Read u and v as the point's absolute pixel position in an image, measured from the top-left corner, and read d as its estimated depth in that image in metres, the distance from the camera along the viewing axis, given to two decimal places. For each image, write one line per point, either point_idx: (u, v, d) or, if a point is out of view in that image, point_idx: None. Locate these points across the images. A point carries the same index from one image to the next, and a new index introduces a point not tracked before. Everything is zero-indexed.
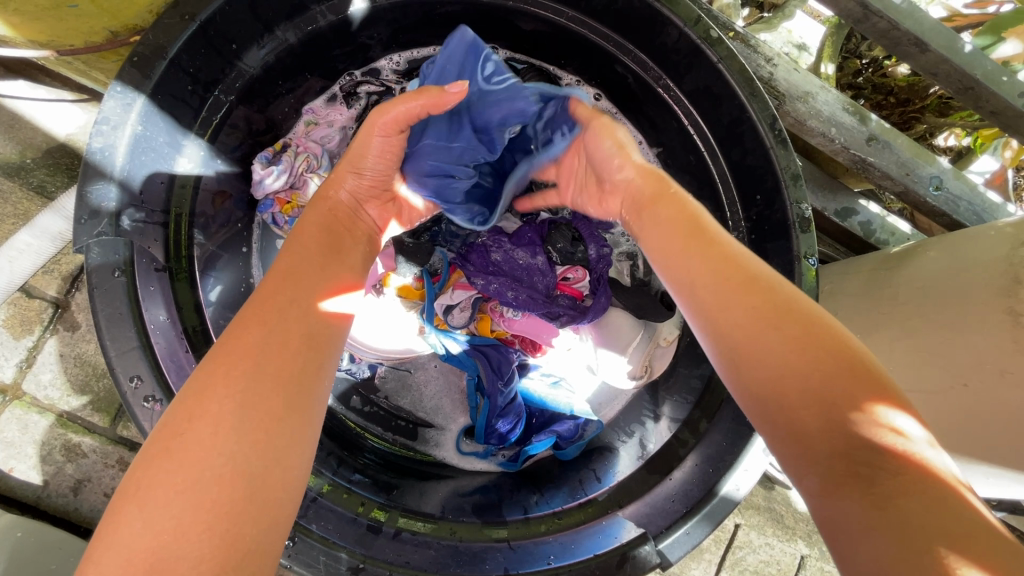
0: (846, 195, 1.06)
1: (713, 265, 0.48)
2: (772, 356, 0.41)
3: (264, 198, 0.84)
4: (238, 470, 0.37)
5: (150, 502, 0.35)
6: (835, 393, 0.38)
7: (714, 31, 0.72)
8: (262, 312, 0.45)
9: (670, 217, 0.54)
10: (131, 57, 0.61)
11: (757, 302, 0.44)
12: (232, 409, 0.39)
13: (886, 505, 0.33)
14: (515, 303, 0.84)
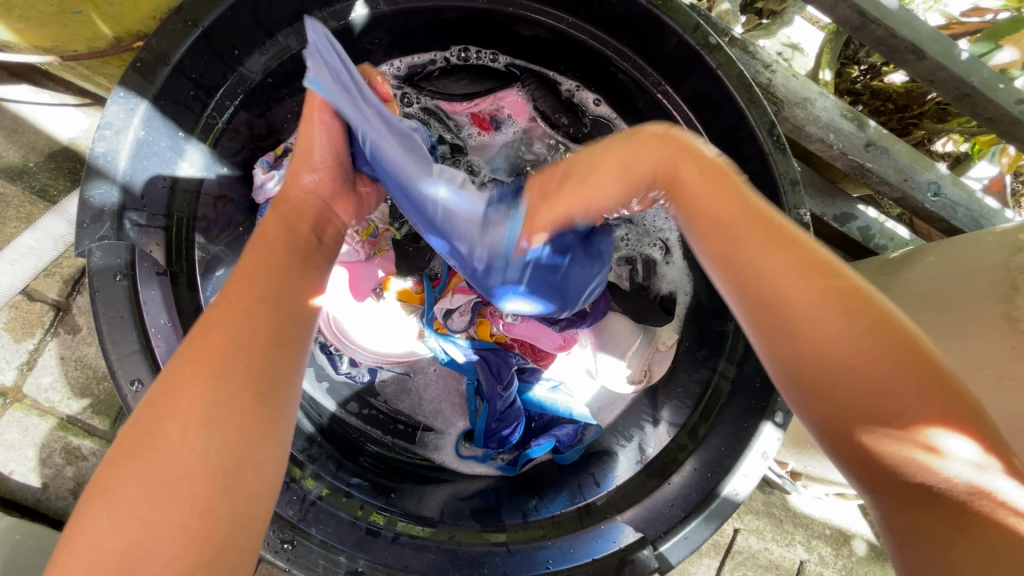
0: (845, 201, 1.06)
1: (785, 279, 0.43)
2: (859, 386, 0.40)
3: (264, 202, 0.84)
4: (208, 472, 0.37)
5: (119, 502, 0.35)
6: (922, 421, 0.39)
7: (712, 38, 0.73)
8: (232, 310, 0.44)
9: (737, 213, 0.47)
10: (134, 63, 0.62)
11: (841, 325, 0.41)
12: (201, 407, 0.38)
13: (959, 531, 0.37)
14: (514, 306, 0.81)
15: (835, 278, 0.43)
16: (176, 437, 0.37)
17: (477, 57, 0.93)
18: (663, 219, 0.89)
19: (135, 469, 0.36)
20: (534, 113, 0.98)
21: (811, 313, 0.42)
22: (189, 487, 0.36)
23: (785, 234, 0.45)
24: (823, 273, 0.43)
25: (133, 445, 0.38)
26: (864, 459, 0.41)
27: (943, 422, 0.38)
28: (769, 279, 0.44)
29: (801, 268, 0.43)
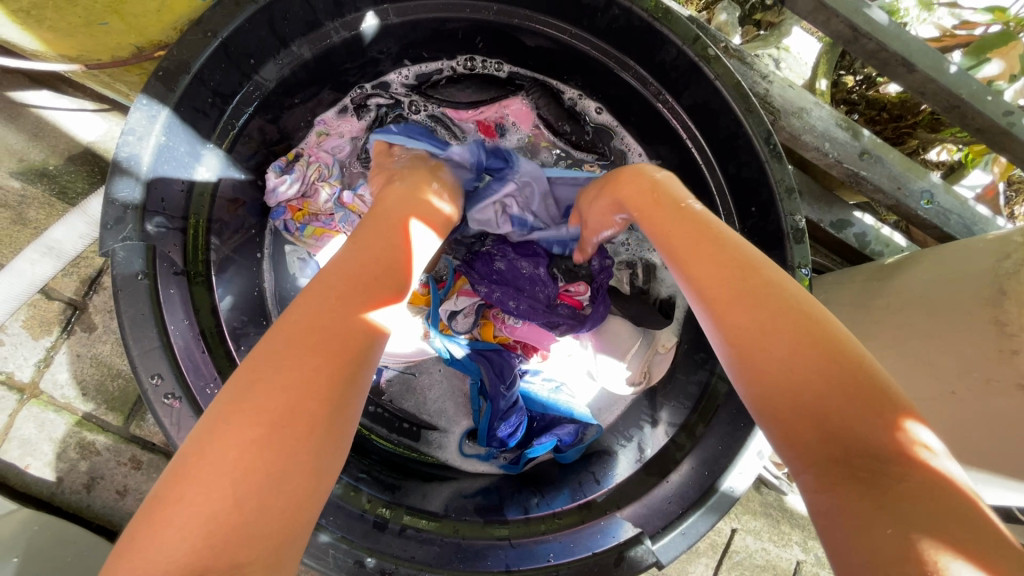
0: (841, 208, 1.09)
1: (727, 280, 0.51)
2: (787, 369, 0.45)
3: (275, 206, 0.88)
4: (259, 493, 0.39)
5: (194, 507, 0.38)
6: (856, 400, 0.42)
7: (711, 49, 0.76)
8: (315, 331, 0.47)
9: (691, 230, 0.57)
10: (157, 71, 0.64)
11: (776, 314, 0.47)
12: (281, 424, 0.41)
13: (889, 505, 0.37)
14: (516, 311, 0.87)
15: (771, 280, 0.50)
16: (228, 460, 0.39)
17: (483, 67, 0.96)
18: None
19: (184, 495, 0.38)
20: (538, 121, 1.02)
21: (751, 305, 0.49)
22: (239, 511, 0.38)
23: (730, 246, 0.54)
24: (759, 275, 0.51)
25: (183, 473, 0.39)
26: (806, 440, 0.42)
27: (875, 403, 0.42)
28: (715, 279, 0.52)
29: (743, 272, 0.51)
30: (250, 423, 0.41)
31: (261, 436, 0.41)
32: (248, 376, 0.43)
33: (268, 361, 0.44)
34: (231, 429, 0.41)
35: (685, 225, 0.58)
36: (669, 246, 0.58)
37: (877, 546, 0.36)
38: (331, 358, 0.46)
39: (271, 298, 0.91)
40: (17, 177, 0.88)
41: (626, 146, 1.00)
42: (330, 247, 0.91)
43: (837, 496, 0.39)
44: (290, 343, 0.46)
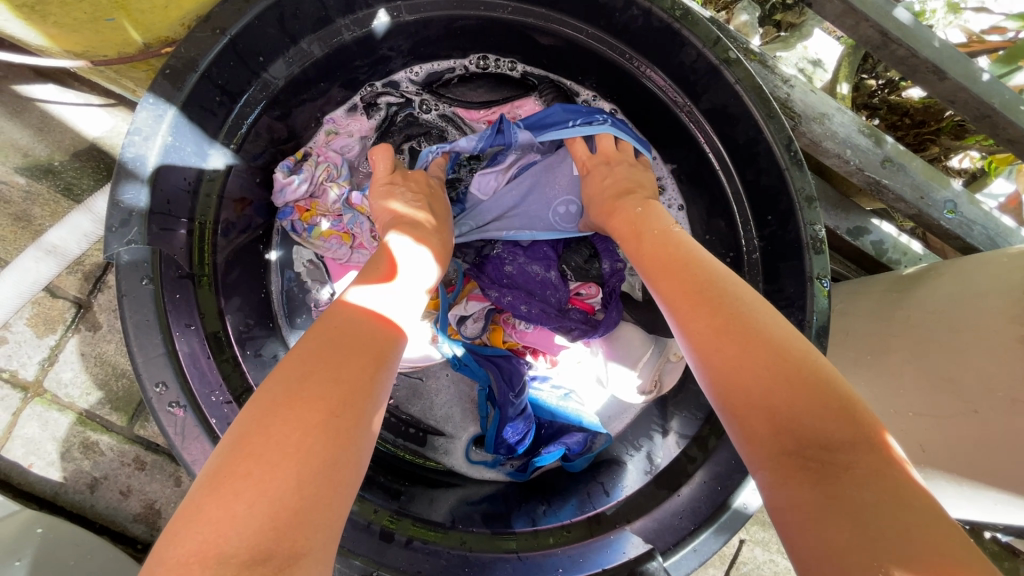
0: (859, 214, 1.07)
1: (691, 292, 0.55)
2: (753, 377, 0.46)
3: (284, 205, 0.86)
4: (315, 478, 0.41)
5: (237, 492, 0.39)
6: (805, 396, 0.44)
7: (732, 52, 0.73)
8: (334, 339, 0.50)
9: (671, 249, 0.61)
10: (164, 69, 0.63)
11: (742, 327, 0.50)
12: (316, 416, 0.44)
13: (843, 496, 0.39)
14: (528, 316, 0.85)
15: (727, 291, 0.54)
16: (274, 446, 0.41)
17: (496, 65, 0.94)
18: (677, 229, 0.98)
19: (245, 474, 0.40)
20: None
21: (707, 314, 0.52)
22: (299, 495, 0.40)
23: (693, 262, 0.58)
24: (730, 291, 0.54)
25: (240, 455, 0.41)
26: (761, 436, 0.44)
27: (826, 399, 0.44)
28: (677, 291, 0.55)
29: (712, 289, 0.54)
30: (308, 412, 0.44)
31: (317, 424, 0.43)
32: (285, 372, 0.47)
33: (319, 358, 0.48)
34: (290, 417, 0.43)
35: (657, 246, 0.62)
36: (644, 266, 0.62)
37: (834, 540, 0.38)
38: (358, 360, 0.49)
39: (279, 299, 0.89)
40: (21, 174, 0.87)
41: None
42: (337, 249, 0.88)
43: (793, 489, 0.41)
44: (335, 343, 0.50)
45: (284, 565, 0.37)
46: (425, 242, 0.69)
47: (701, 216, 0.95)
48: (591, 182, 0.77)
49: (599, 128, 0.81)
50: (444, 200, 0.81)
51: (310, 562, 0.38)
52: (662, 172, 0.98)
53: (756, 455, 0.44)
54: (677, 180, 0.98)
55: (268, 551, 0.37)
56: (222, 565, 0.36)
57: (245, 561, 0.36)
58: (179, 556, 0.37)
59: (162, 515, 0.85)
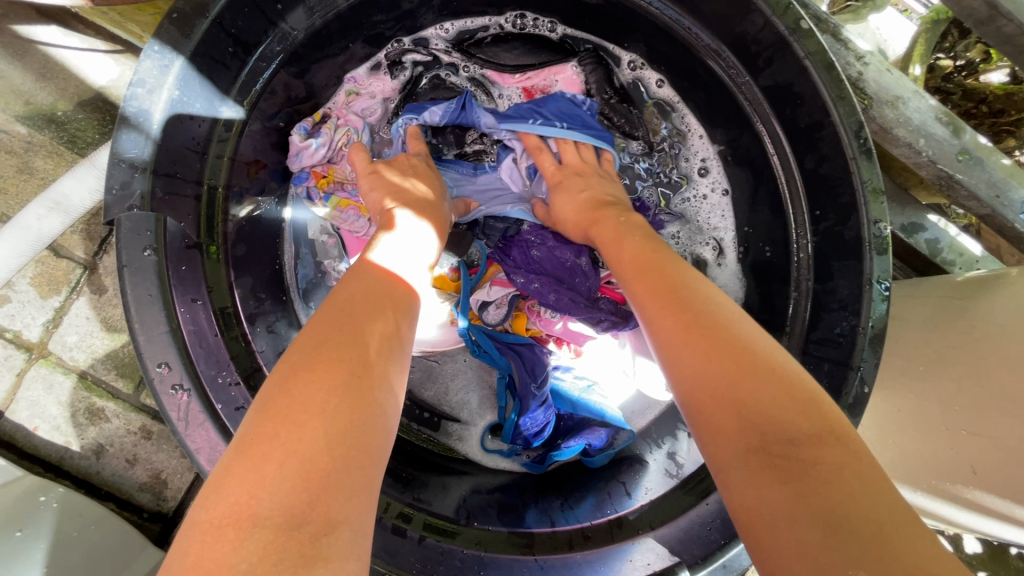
0: (915, 210, 1.00)
1: (653, 288, 0.53)
2: (719, 368, 0.44)
3: (299, 170, 0.81)
4: (344, 439, 0.41)
5: (273, 455, 0.39)
6: (773, 391, 0.42)
7: (805, 22, 0.66)
8: (352, 307, 0.50)
9: (648, 242, 0.60)
10: (171, 13, 0.58)
11: (699, 318, 0.48)
12: (342, 380, 0.43)
13: (811, 494, 0.37)
14: (556, 305, 0.80)
15: (693, 286, 0.52)
16: (302, 409, 0.41)
17: (534, 26, 0.86)
18: (718, 216, 0.91)
19: (275, 438, 0.40)
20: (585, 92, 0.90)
21: (672, 310, 0.50)
22: (329, 457, 0.39)
23: (665, 257, 0.57)
24: (689, 286, 0.52)
25: (268, 419, 0.41)
26: (724, 433, 0.42)
27: (791, 393, 0.43)
28: (646, 287, 0.54)
29: (672, 283, 0.53)
30: (328, 374, 0.43)
31: (342, 387, 0.43)
32: (304, 341, 0.47)
33: (335, 325, 0.48)
34: (312, 378, 0.43)
35: (640, 238, 0.61)
36: (619, 267, 0.59)
37: (802, 541, 0.36)
38: (374, 327, 0.49)
39: (292, 271, 0.84)
40: (22, 122, 0.83)
41: (687, 126, 0.90)
42: (352, 220, 0.81)
43: (761, 487, 0.39)
44: (361, 303, 0.50)
45: (320, 533, 0.36)
46: (425, 217, 0.66)
47: (747, 203, 0.87)
48: (565, 195, 0.75)
49: (557, 133, 0.81)
50: (433, 176, 0.75)
51: (346, 533, 0.37)
52: (706, 154, 0.90)
53: (718, 450, 0.42)
54: (722, 162, 0.89)
55: (303, 516, 0.36)
56: (257, 529, 0.36)
57: (281, 526, 0.36)
58: (212, 520, 0.37)
59: (168, 485, 0.83)
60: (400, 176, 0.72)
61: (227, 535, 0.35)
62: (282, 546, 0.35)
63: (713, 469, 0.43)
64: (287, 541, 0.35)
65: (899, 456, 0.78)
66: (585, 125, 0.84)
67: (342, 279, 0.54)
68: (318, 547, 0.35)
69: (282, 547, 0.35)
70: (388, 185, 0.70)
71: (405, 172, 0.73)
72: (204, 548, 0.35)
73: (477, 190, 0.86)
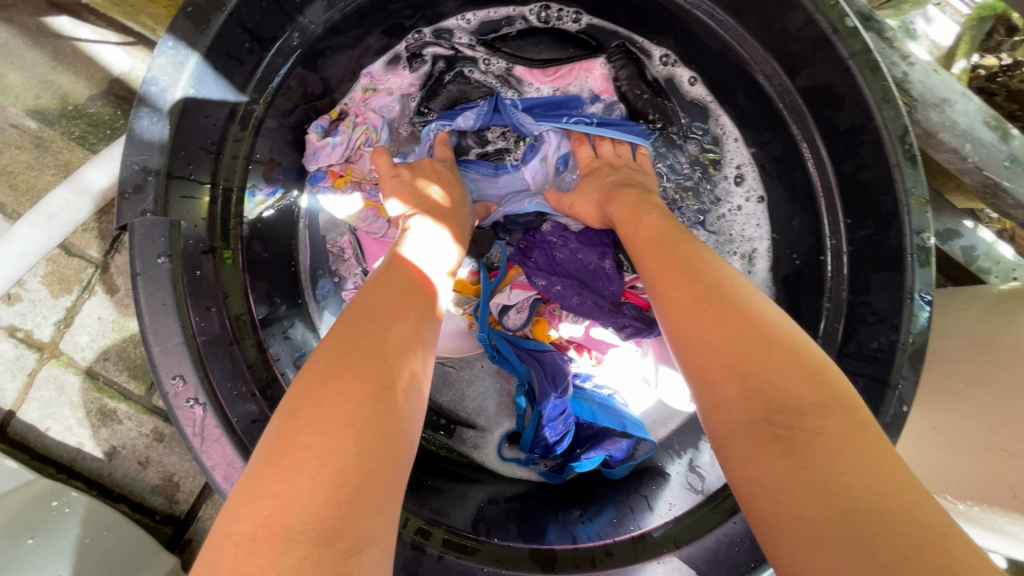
0: (952, 215, 0.97)
1: (669, 266, 0.54)
2: (727, 338, 0.46)
3: (316, 169, 0.78)
4: (375, 451, 0.39)
5: (304, 467, 0.37)
6: (778, 359, 0.44)
7: (851, 19, 0.62)
8: (376, 310, 0.48)
9: (667, 233, 0.59)
10: (186, 7, 0.55)
11: (708, 289, 0.50)
12: (371, 387, 0.41)
13: (812, 464, 0.38)
14: (579, 308, 0.78)
15: (706, 262, 0.53)
16: (331, 416, 0.39)
17: (558, 18, 0.83)
18: (753, 226, 0.87)
19: (306, 448, 0.38)
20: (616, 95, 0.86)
21: (687, 283, 0.51)
22: (360, 469, 0.37)
23: (681, 238, 0.57)
24: (702, 262, 0.53)
25: (297, 428, 0.39)
26: (730, 403, 0.43)
27: (797, 362, 0.44)
28: (662, 264, 0.55)
29: (687, 260, 0.54)
30: (358, 383, 0.41)
31: (371, 396, 0.41)
32: (329, 346, 0.45)
33: (361, 326, 0.46)
34: (341, 387, 0.41)
35: (657, 228, 0.60)
36: (635, 247, 0.60)
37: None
38: (400, 332, 0.47)
39: (307, 274, 0.82)
40: (32, 117, 0.81)
41: (722, 130, 0.86)
42: (365, 217, 0.78)
43: (762, 458, 0.40)
44: (384, 291, 0.51)
45: (352, 550, 0.34)
46: (443, 223, 0.64)
47: (783, 213, 0.83)
48: (593, 178, 0.74)
49: (592, 130, 0.80)
50: (455, 182, 0.72)
51: (375, 551, 0.35)
52: (742, 160, 0.86)
53: (724, 420, 0.43)
54: (758, 169, 0.85)
55: (335, 531, 0.34)
56: (290, 543, 0.34)
57: (314, 540, 0.34)
58: (244, 532, 0.35)
59: (180, 488, 0.81)
60: (419, 177, 0.70)
61: (261, 548, 0.34)
62: (316, 563, 0.33)
63: (723, 454, 0.44)
64: (320, 557, 0.33)
65: (930, 474, 0.75)
66: (621, 121, 0.83)
67: (375, 275, 0.54)
68: (349, 564, 0.34)
69: (316, 564, 0.33)
70: (406, 188, 0.68)
71: (424, 172, 0.70)
72: (237, 562, 0.33)
73: (498, 189, 0.83)
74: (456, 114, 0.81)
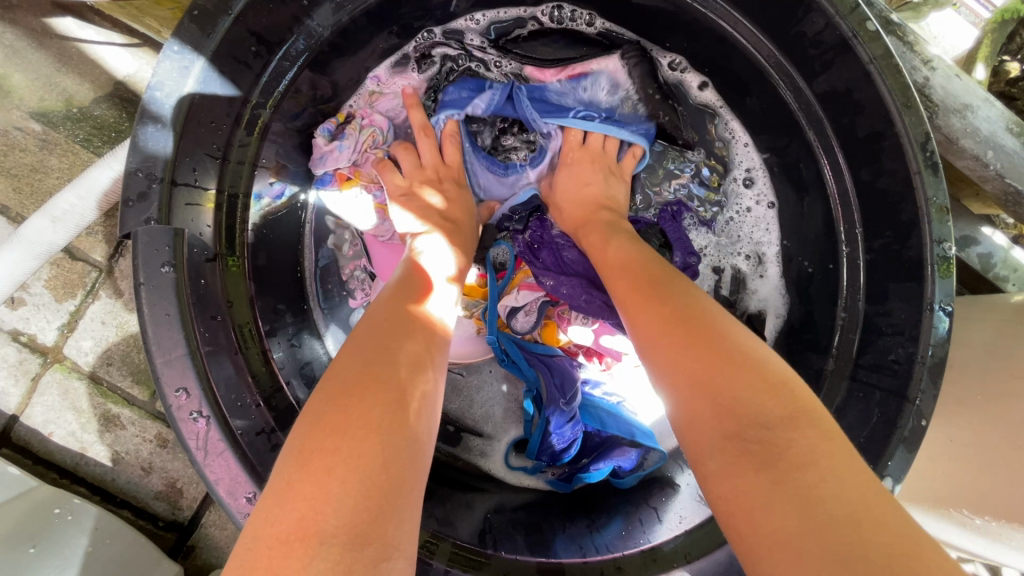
0: (969, 222, 0.95)
1: (641, 284, 0.54)
2: (695, 355, 0.45)
3: (323, 173, 0.77)
4: (400, 456, 0.38)
5: (334, 469, 0.36)
6: (744, 373, 0.43)
7: (872, 23, 0.60)
8: (393, 318, 0.48)
9: (640, 253, 0.59)
10: (191, 10, 0.54)
11: (676, 307, 0.49)
12: (394, 392, 0.41)
13: (786, 479, 0.37)
14: (587, 310, 0.75)
15: (675, 280, 0.53)
16: (357, 419, 0.38)
17: (572, 18, 0.80)
18: (762, 230, 0.85)
19: (334, 451, 0.37)
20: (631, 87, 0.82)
21: (656, 301, 0.50)
22: (388, 473, 0.37)
23: (654, 258, 0.57)
24: (672, 279, 0.53)
25: (323, 432, 0.38)
26: (703, 419, 0.42)
27: (764, 376, 0.42)
28: (633, 282, 0.54)
29: (658, 278, 0.53)
30: (379, 388, 0.41)
31: (394, 400, 0.40)
32: (349, 352, 0.44)
33: (378, 333, 0.46)
34: (365, 391, 0.40)
35: (629, 249, 0.60)
36: (609, 266, 0.60)
37: None
38: (418, 339, 0.46)
39: (313, 279, 0.81)
40: (36, 120, 0.81)
41: (731, 134, 0.85)
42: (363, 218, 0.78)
43: (737, 476, 0.39)
44: (394, 299, 0.50)
45: (381, 557, 0.33)
46: (449, 237, 0.65)
47: (796, 219, 0.81)
48: (571, 175, 0.78)
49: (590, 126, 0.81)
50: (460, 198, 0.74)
51: (401, 560, 0.34)
52: (752, 163, 0.85)
53: (698, 439, 0.42)
54: (769, 173, 0.84)
55: (365, 536, 0.34)
56: (322, 546, 0.33)
57: (346, 544, 0.33)
58: (277, 535, 0.34)
59: (184, 494, 0.81)
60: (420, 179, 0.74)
61: (295, 552, 0.33)
62: (348, 569, 0.32)
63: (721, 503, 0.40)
64: (350, 563, 0.32)
65: (946, 488, 0.73)
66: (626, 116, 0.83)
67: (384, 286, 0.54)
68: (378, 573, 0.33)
69: (347, 570, 0.32)
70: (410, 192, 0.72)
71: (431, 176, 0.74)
72: (271, 566, 0.32)
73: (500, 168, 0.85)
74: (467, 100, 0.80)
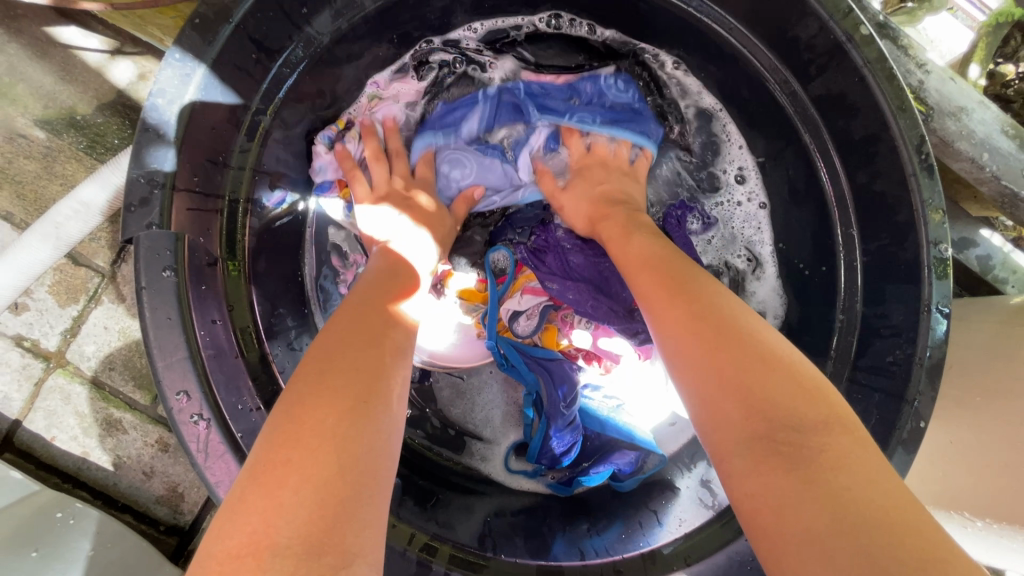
0: (966, 223, 0.95)
1: (662, 284, 0.53)
2: (718, 357, 0.44)
3: (322, 180, 0.78)
4: (356, 464, 0.38)
5: (288, 481, 0.36)
6: (777, 375, 0.43)
7: (865, 27, 0.61)
8: (355, 328, 0.48)
9: (657, 252, 0.58)
10: (192, 18, 0.55)
11: (703, 308, 0.49)
12: (350, 401, 0.41)
13: (816, 480, 0.37)
14: (593, 314, 0.77)
15: (698, 279, 0.53)
16: (312, 431, 0.39)
17: (570, 27, 0.81)
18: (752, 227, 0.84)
19: (287, 462, 0.37)
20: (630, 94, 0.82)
21: (681, 301, 0.50)
22: (343, 482, 0.37)
23: (672, 257, 0.57)
24: (693, 279, 0.53)
25: (278, 444, 0.38)
26: (732, 421, 0.41)
27: (802, 384, 0.42)
28: (654, 282, 0.54)
29: (679, 278, 0.53)
30: (335, 398, 0.41)
31: (349, 409, 0.40)
32: (309, 363, 0.44)
33: (340, 343, 0.46)
34: (320, 402, 0.40)
35: (645, 249, 0.60)
36: (627, 265, 0.60)
37: None
38: (378, 348, 0.46)
39: (312, 283, 0.81)
40: (40, 127, 0.82)
41: (727, 137, 0.84)
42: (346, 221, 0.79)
43: (763, 474, 0.39)
44: (358, 309, 0.50)
45: (338, 565, 0.33)
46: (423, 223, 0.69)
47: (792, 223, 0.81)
48: (585, 178, 0.75)
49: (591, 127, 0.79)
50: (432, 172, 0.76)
51: (362, 566, 0.34)
52: (744, 163, 0.83)
53: (724, 440, 0.41)
54: (761, 172, 0.83)
55: (321, 546, 0.34)
56: (275, 559, 0.33)
57: (299, 555, 0.33)
58: (229, 549, 0.34)
59: (185, 498, 0.81)
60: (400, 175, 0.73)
61: (245, 566, 0.33)
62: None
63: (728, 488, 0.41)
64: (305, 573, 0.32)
65: (945, 489, 0.73)
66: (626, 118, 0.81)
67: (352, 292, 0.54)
68: None
69: None
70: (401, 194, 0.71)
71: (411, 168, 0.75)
72: None
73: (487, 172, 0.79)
74: (457, 106, 0.79)
